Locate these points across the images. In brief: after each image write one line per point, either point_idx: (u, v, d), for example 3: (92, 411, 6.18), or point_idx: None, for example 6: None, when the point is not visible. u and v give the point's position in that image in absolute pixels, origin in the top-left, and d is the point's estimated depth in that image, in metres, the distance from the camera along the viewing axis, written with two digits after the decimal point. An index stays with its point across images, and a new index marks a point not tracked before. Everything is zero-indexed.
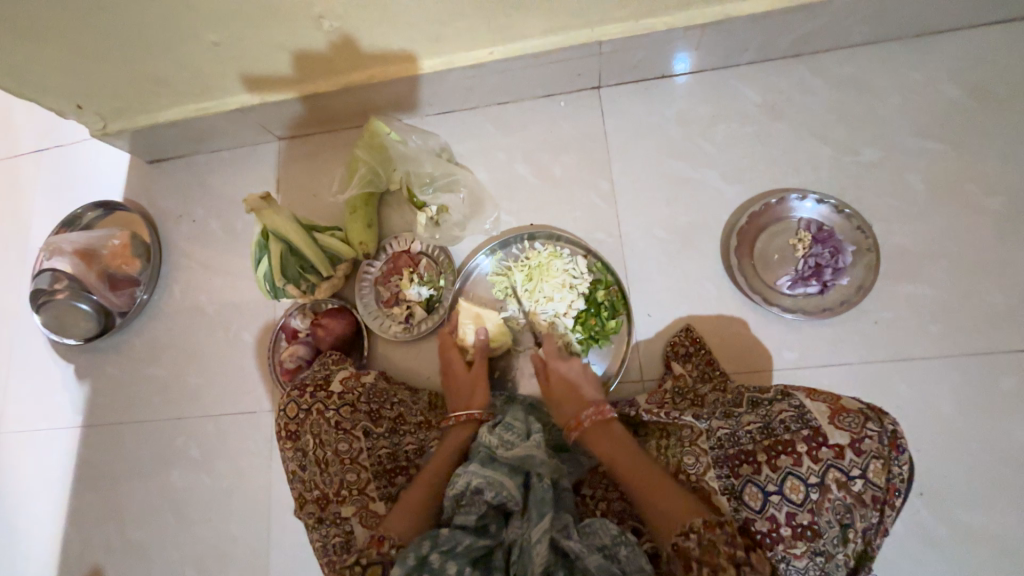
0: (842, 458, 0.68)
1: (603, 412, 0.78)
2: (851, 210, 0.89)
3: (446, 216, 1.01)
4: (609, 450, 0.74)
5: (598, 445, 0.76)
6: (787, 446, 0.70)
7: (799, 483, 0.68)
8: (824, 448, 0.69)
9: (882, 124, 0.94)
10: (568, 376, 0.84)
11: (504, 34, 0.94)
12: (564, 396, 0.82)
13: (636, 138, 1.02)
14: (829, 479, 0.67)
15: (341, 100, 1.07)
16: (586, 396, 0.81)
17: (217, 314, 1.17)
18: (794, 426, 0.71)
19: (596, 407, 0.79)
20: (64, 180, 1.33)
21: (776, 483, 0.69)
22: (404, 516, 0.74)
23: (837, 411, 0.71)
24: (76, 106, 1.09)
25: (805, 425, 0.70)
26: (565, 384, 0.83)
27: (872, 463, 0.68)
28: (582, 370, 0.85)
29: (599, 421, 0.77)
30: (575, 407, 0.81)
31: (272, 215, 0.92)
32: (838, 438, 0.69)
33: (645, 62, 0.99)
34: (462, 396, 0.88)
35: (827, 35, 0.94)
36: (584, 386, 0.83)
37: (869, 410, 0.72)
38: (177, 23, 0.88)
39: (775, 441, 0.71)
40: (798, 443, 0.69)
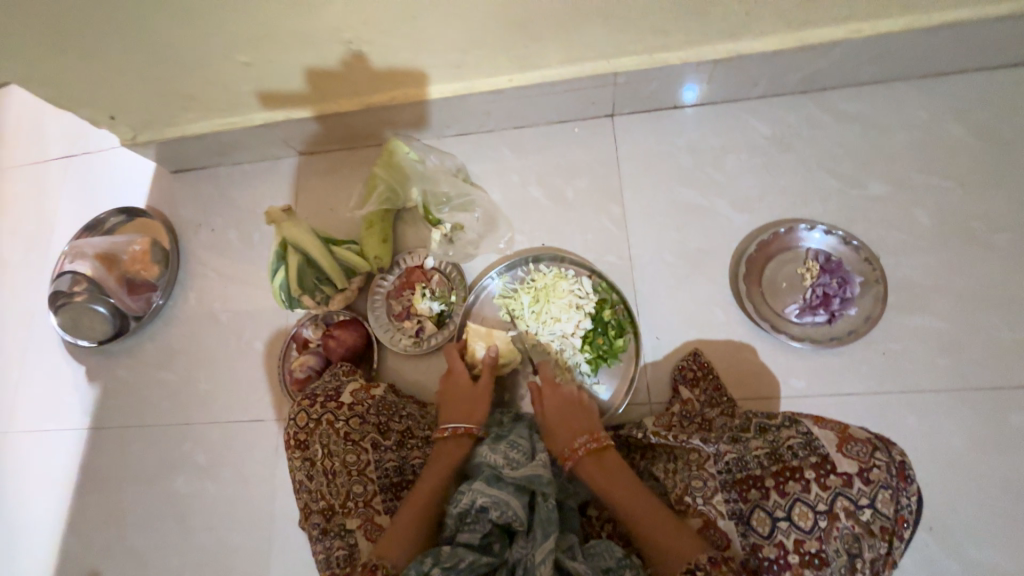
0: (850, 487, 0.69)
1: (600, 441, 0.78)
2: (859, 242, 0.90)
3: (460, 234, 1.04)
4: (604, 481, 0.74)
5: (594, 474, 0.75)
6: (795, 473, 0.70)
7: (808, 510, 0.68)
8: (832, 476, 0.69)
9: (888, 159, 0.97)
10: (563, 402, 0.84)
11: (523, 63, 0.98)
12: (561, 422, 0.81)
13: (648, 165, 1.05)
14: (838, 508, 0.68)
15: (363, 120, 1.11)
16: (583, 424, 0.81)
17: (230, 322, 1.19)
18: (803, 453, 0.71)
19: (590, 436, 0.79)
20: (90, 186, 1.37)
21: (784, 509, 0.69)
22: (399, 541, 0.73)
23: (844, 439, 0.72)
24: (109, 117, 1.14)
25: (813, 453, 0.71)
26: (562, 410, 0.83)
27: (881, 493, 0.69)
28: (578, 397, 0.84)
29: (596, 451, 0.77)
30: (571, 434, 0.80)
31: (292, 227, 0.97)
32: (847, 467, 0.69)
33: (657, 93, 1.03)
34: (460, 408, 0.86)
35: (834, 74, 0.97)
36: (579, 413, 0.83)
37: (876, 439, 0.73)
38: (212, 43, 0.93)
39: (783, 467, 0.71)
40: (806, 470, 0.70)
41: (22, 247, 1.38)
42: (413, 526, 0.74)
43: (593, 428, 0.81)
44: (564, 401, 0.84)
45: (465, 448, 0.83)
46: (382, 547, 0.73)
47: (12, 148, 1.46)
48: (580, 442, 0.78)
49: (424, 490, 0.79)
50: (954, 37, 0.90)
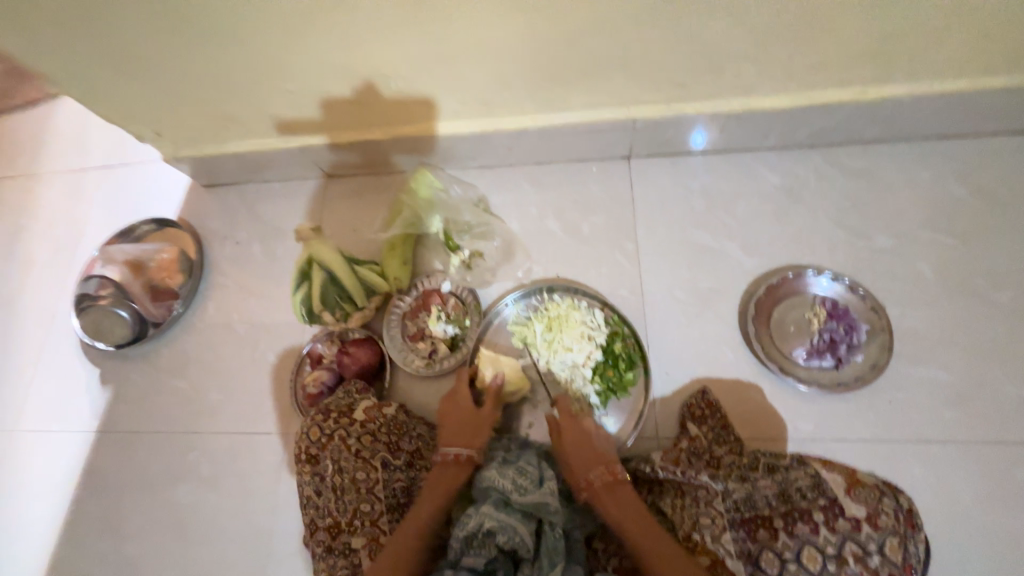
0: (858, 532, 0.73)
1: (615, 475, 0.78)
2: (865, 291, 0.93)
3: (478, 261, 1.09)
4: (618, 515, 0.74)
5: (608, 509, 0.75)
6: (803, 515, 0.74)
7: (816, 552, 0.72)
8: (841, 519, 0.73)
9: (892, 213, 1.01)
10: (580, 433, 0.84)
11: (548, 106, 1.04)
12: (576, 453, 0.82)
13: (661, 206, 1.10)
14: (845, 551, 0.72)
15: (393, 148, 1.18)
16: (598, 456, 0.81)
17: (247, 333, 1.22)
18: (812, 494, 0.75)
19: (607, 468, 0.79)
20: (125, 195, 1.44)
21: (793, 550, 0.73)
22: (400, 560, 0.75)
23: (852, 484, 0.76)
24: (154, 133, 1.21)
25: (822, 495, 0.75)
26: (578, 442, 0.83)
27: (890, 539, 0.72)
28: (594, 430, 0.85)
29: (610, 484, 0.77)
30: (586, 466, 0.80)
31: (319, 245, 1.01)
32: (854, 511, 0.74)
33: (672, 140, 1.09)
34: (457, 434, 0.87)
35: (841, 131, 1.03)
36: (595, 445, 0.83)
37: (885, 486, 0.77)
38: (264, 73, 1.01)
39: (791, 508, 0.75)
40: (815, 512, 0.74)
41: (52, 249, 1.43)
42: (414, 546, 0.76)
43: (608, 461, 0.81)
44: (581, 433, 0.84)
45: (465, 472, 0.83)
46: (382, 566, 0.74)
47: (55, 155, 1.54)
48: (595, 475, 0.78)
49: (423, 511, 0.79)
50: (954, 104, 0.96)
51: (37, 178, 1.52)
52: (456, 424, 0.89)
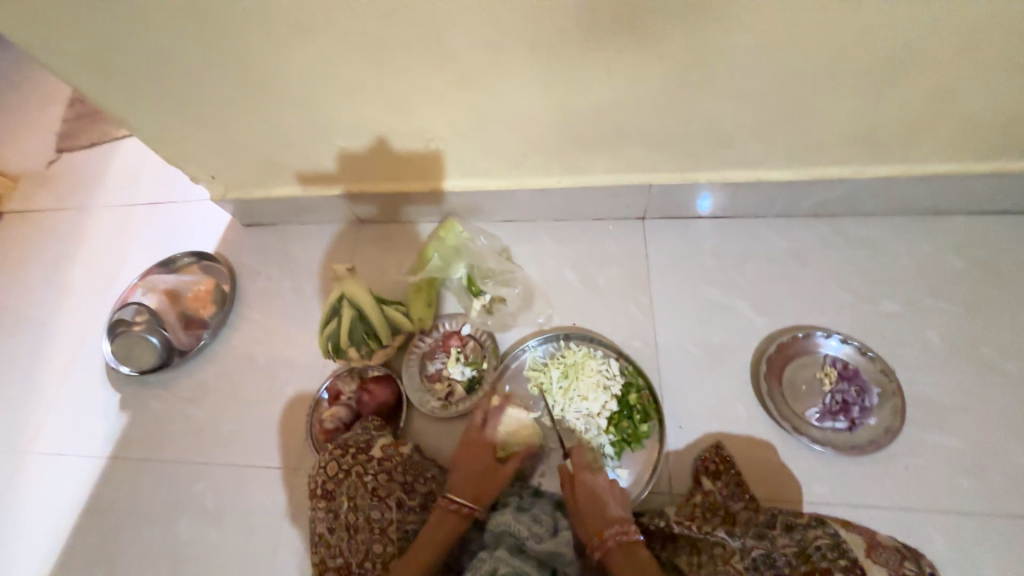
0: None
1: (630, 533, 0.78)
2: (873, 353, 0.96)
3: (499, 306, 1.14)
4: (634, 574, 0.74)
5: (625, 568, 0.75)
6: (824, 575, 0.74)
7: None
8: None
9: (896, 281, 1.06)
10: (595, 487, 0.84)
11: (571, 169, 1.14)
12: (591, 509, 0.82)
13: (674, 264, 1.16)
14: None
15: (425, 199, 1.27)
16: (613, 512, 0.81)
17: (268, 366, 1.25)
18: (831, 555, 0.75)
19: (623, 525, 0.79)
20: (168, 230, 1.54)
21: None
22: None
23: (873, 545, 0.77)
24: (209, 175, 1.32)
25: (842, 555, 0.75)
26: (593, 497, 0.83)
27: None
28: (608, 485, 0.85)
29: (626, 543, 0.77)
30: (601, 522, 0.80)
31: (352, 285, 1.06)
32: (877, 573, 0.74)
33: (684, 204, 1.17)
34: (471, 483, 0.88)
35: (842, 203, 1.11)
36: (610, 500, 0.83)
37: (906, 549, 0.77)
38: (319, 129, 1.13)
39: (812, 568, 0.75)
40: (835, 573, 0.73)
41: (93, 277, 1.51)
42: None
43: (622, 518, 0.81)
44: (596, 488, 0.84)
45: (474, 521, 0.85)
46: None
47: (109, 191, 1.66)
48: (610, 533, 0.78)
49: (423, 552, 0.80)
50: (946, 184, 1.04)
51: (89, 211, 1.64)
52: (460, 467, 0.89)
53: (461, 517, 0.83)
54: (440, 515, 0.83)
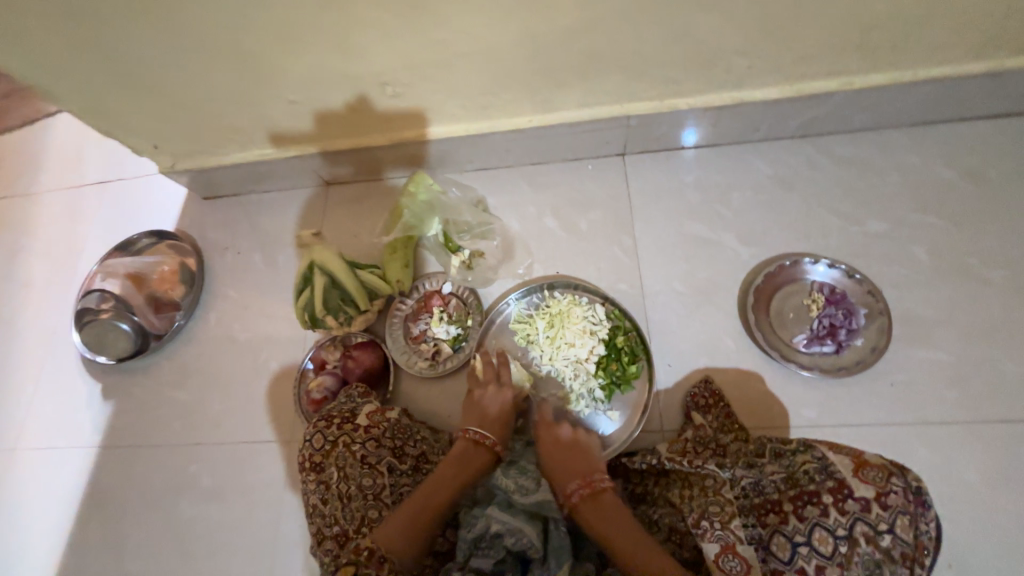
0: (869, 512, 0.66)
1: (592, 486, 0.78)
2: (861, 275, 0.94)
3: (479, 261, 1.08)
4: (596, 525, 0.74)
5: (587, 521, 0.75)
6: (813, 498, 0.68)
7: (827, 535, 0.66)
8: (850, 501, 0.67)
9: (885, 199, 1.02)
10: (558, 443, 0.85)
11: (543, 106, 1.06)
12: (556, 465, 0.82)
13: (657, 201, 1.11)
14: (857, 533, 0.65)
15: (390, 153, 1.19)
16: (578, 468, 0.81)
17: (248, 342, 1.22)
18: (819, 477, 0.69)
19: (584, 482, 0.78)
20: (123, 210, 1.44)
21: (804, 534, 0.67)
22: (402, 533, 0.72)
23: (860, 464, 0.69)
24: (153, 146, 1.22)
25: (829, 477, 0.69)
26: (559, 453, 0.83)
27: (900, 519, 0.65)
28: (575, 440, 0.85)
29: (589, 495, 0.77)
30: (565, 478, 0.80)
31: (321, 250, 1.02)
32: (863, 491, 0.67)
33: (665, 135, 1.10)
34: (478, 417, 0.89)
35: (830, 121, 1.05)
36: (578, 455, 0.83)
37: (892, 465, 0.69)
38: (263, 83, 1.02)
39: (800, 492, 0.69)
40: (823, 494, 0.68)
41: (51, 266, 1.43)
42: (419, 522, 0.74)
43: (588, 473, 0.80)
44: (565, 446, 0.84)
45: (488, 455, 0.84)
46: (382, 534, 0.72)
47: (52, 173, 1.54)
48: (572, 488, 0.78)
49: (441, 492, 0.78)
50: (939, 91, 0.98)
51: (35, 196, 1.52)
52: (477, 408, 0.90)
53: (487, 452, 0.84)
54: (470, 451, 0.83)
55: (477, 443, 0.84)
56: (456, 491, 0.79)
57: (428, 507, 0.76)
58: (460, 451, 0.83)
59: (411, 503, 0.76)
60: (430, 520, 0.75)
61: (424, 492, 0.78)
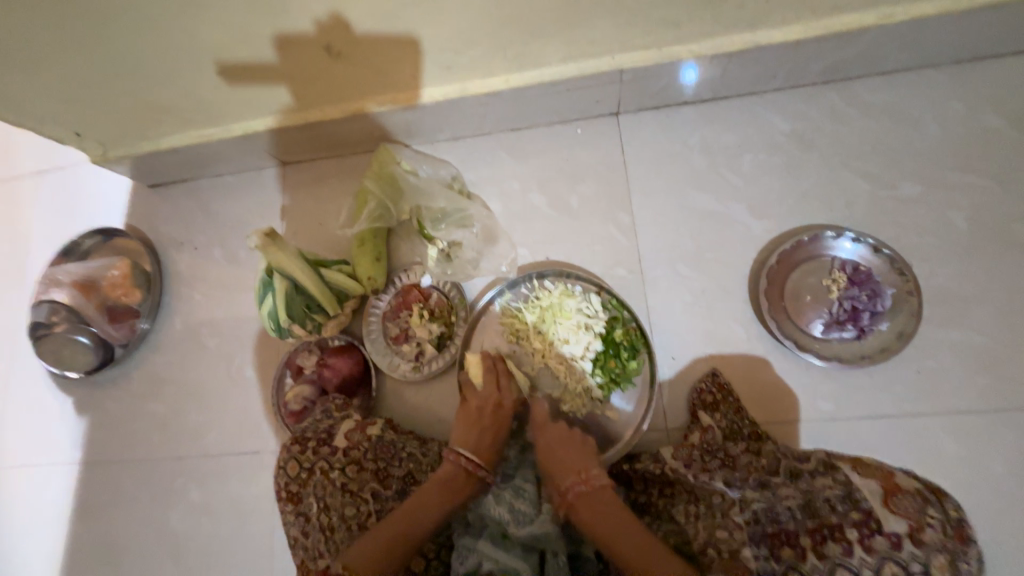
0: (900, 550, 0.61)
1: (589, 482, 0.72)
2: (891, 251, 0.83)
3: (458, 251, 0.96)
4: (597, 525, 0.69)
5: (586, 519, 0.70)
6: (835, 531, 0.64)
7: (850, 575, 0.62)
8: (878, 537, 0.62)
9: (920, 156, 0.89)
10: (553, 440, 0.78)
11: (519, 62, 0.89)
12: (551, 458, 0.76)
13: (657, 169, 0.97)
14: (885, 574, 0.61)
15: (349, 127, 1.03)
16: (573, 463, 0.75)
17: (219, 347, 1.13)
18: (842, 507, 0.65)
19: (580, 477, 0.73)
20: (61, 204, 1.28)
21: (822, 572, 0.63)
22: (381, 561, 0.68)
23: (890, 492, 0.65)
24: (75, 134, 1.06)
25: (855, 508, 0.64)
26: (554, 447, 0.77)
27: (936, 559, 0.61)
28: (573, 433, 0.78)
29: (584, 492, 0.72)
30: (560, 474, 0.75)
31: (277, 251, 0.88)
32: (894, 526, 0.62)
33: (666, 89, 0.94)
34: (469, 441, 0.78)
35: (861, 63, 0.89)
36: (575, 448, 0.77)
37: (926, 492, 0.66)
38: (181, 53, 0.85)
39: (821, 523, 0.65)
40: (847, 528, 0.63)
41: None
42: (396, 550, 0.69)
43: (585, 466, 0.75)
44: (558, 442, 0.78)
45: (471, 484, 0.75)
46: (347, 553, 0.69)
47: None
48: (568, 484, 0.73)
49: (423, 517, 0.71)
50: (997, 18, 0.81)
51: None
52: (467, 424, 0.80)
53: (479, 482, 0.75)
54: (456, 475, 0.75)
55: (467, 472, 0.75)
56: (439, 518, 0.72)
57: (405, 533, 0.70)
58: (443, 474, 0.75)
59: (390, 521, 0.71)
60: (401, 550, 0.69)
61: (405, 514, 0.71)
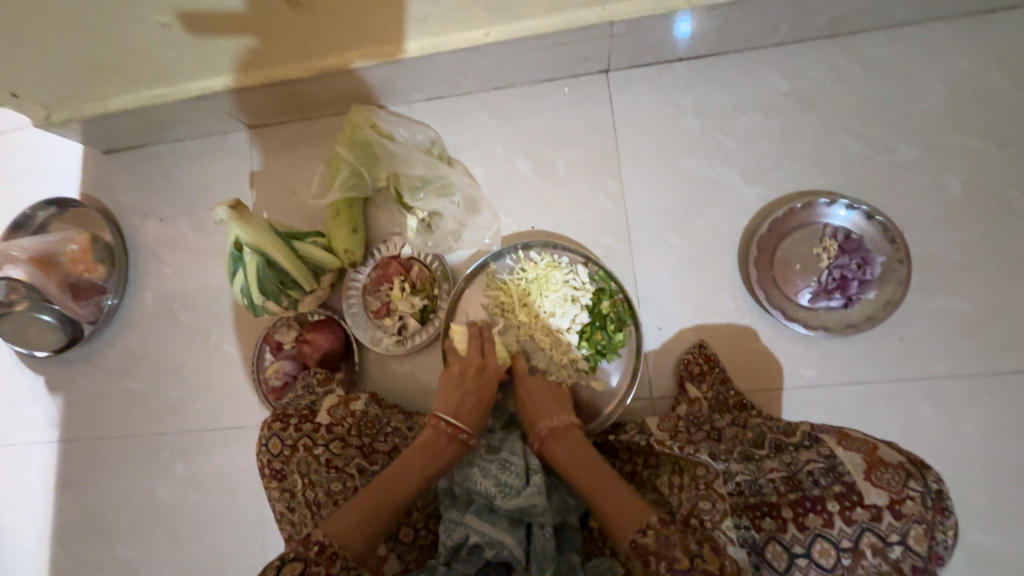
0: (879, 521, 0.61)
1: (560, 422, 0.77)
2: (885, 218, 0.81)
3: (439, 222, 0.91)
4: (567, 460, 0.74)
5: (556, 455, 0.75)
6: (816, 504, 0.64)
7: (829, 546, 0.62)
8: (858, 509, 0.62)
9: (920, 118, 0.85)
10: (528, 387, 0.82)
11: (501, 13, 0.82)
12: (527, 403, 0.81)
13: (648, 131, 0.92)
14: (863, 544, 0.61)
15: (317, 86, 0.95)
16: (546, 406, 0.79)
17: (194, 323, 1.09)
18: (825, 481, 0.64)
19: (551, 417, 0.78)
20: (6, 172, 1.18)
21: (804, 544, 0.63)
22: (362, 531, 0.67)
23: (873, 465, 0.64)
24: (11, 94, 0.96)
25: (836, 481, 0.64)
26: (530, 394, 0.81)
27: (914, 529, 0.61)
28: (548, 381, 0.83)
29: (556, 431, 0.76)
30: (534, 416, 0.79)
31: (247, 226, 0.82)
32: (875, 499, 0.62)
33: (659, 44, 0.88)
34: (450, 404, 0.79)
35: (866, 15, 0.83)
36: (549, 393, 0.81)
37: (911, 465, 0.64)
38: (118, 0, 0.76)
39: (802, 497, 0.65)
40: (828, 501, 0.63)
41: None
42: (377, 520, 0.69)
43: (557, 410, 0.79)
44: (535, 389, 0.82)
45: (452, 449, 0.75)
46: (330, 522, 0.68)
47: None
48: (540, 425, 0.78)
49: (408, 480, 0.72)
50: None
51: None
52: (449, 386, 0.81)
53: (458, 445, 0.75)
54: (438, 443, 0.75)
55: (450, 437, 0.75)
56: (422, 485, 0.73)
57: (387, 503, 0.70)
58: (425, 442, 0.75)
59: (376, 485, 0.72)
60: (387, 516, 0.70)
61: (391, 478, 0.72)
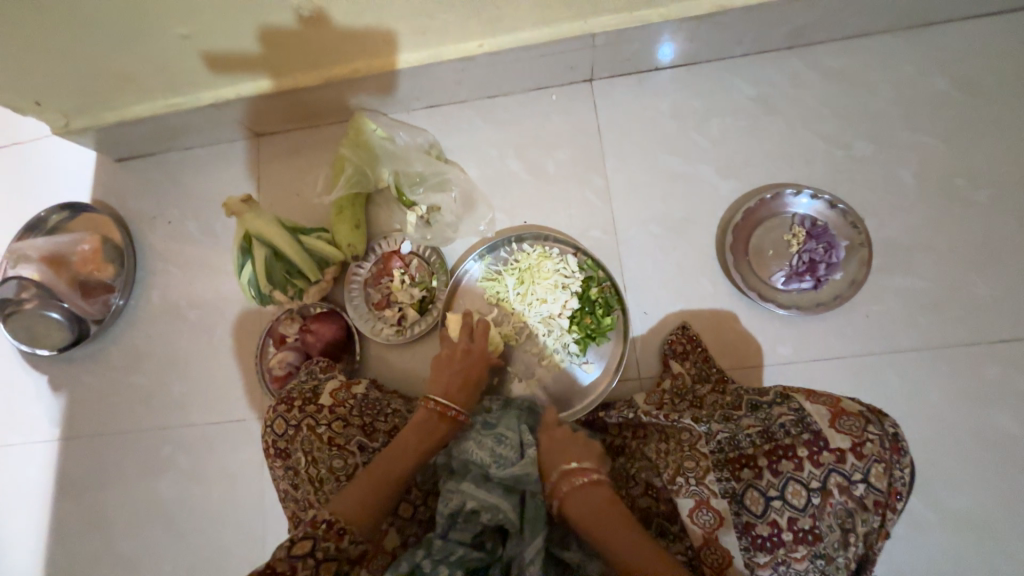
0: (843, 463, 0.66)
1: (584, 478, 0.71)
2: (845, 206, 0.88)
3: (437, 216, 0.98)
4: (590, 520, 0.67)
5: (579, 515, 0.68)
6: (787, 451, 0.67)
7: (801, 487, 0.66)
8: (825, 453, 0.66)
9: (874, 118, 0.94)
10: (553, 440, 0.77)
11: (493, 27, 0.90)
12: (548, 455, 0.76)
13: (630, 133, 1.00)
14: (831, 484, 0.66)
15: (323, 94, 1.02)
16: (568, 460, 0.74)
17: (199, 319, 1.13)
18: (794, 430, 0.68)
19: (575, 473, 0.71)
20: (19, 180, 1.23)
21: (778, 488, 0.67)
22: (365, 507, 0.70)
23: (837, 414, 0.68)
24: (35, 103, 1.02)
25: (805, 429, 0.68)
26: (552, 446, 0.77)
27: (873, 467, 0.66)
28: (575, 436, 0.79)
29: (579, 488, 0.70)
30: (554, 469, 0.73)
31: (254, 219, 0.90)
32: (839, 442, 0.66)
33: (637, 55, 0.97)
34: (441, 385, 0.82)
35: (820, 28, 0.93)
36: (570, 445, 0.76)
37: (869, 412, 0.69)
38: (143, 13, 0.83)
39: (775, 446, 0.68)
40: (798, 448, 0.67)
41: None
42: (379, 495, 0.72)
43: (581, 463, 0.73)
44: (559, 440, 0.77)
45: (450, 429, 0.79)
46: (336, 503, 0.70)
47: None
48: (561, 481, 0.71)
49: (408, 454, 0.75)
50: None
51: None
52: (440, 367, 0.84)
53: (451, 423, 0.79)
54: (434, 421, 0.78)
55: (440, 415, 0.79)
56: (423, 459, 0.76)
57: (389, 478, 0.73)
58: (420, 420, 0.79)
59: (377, 466, 0.74)
60: (389, 491, 0.73)
61: (390, 458, 0.75)
